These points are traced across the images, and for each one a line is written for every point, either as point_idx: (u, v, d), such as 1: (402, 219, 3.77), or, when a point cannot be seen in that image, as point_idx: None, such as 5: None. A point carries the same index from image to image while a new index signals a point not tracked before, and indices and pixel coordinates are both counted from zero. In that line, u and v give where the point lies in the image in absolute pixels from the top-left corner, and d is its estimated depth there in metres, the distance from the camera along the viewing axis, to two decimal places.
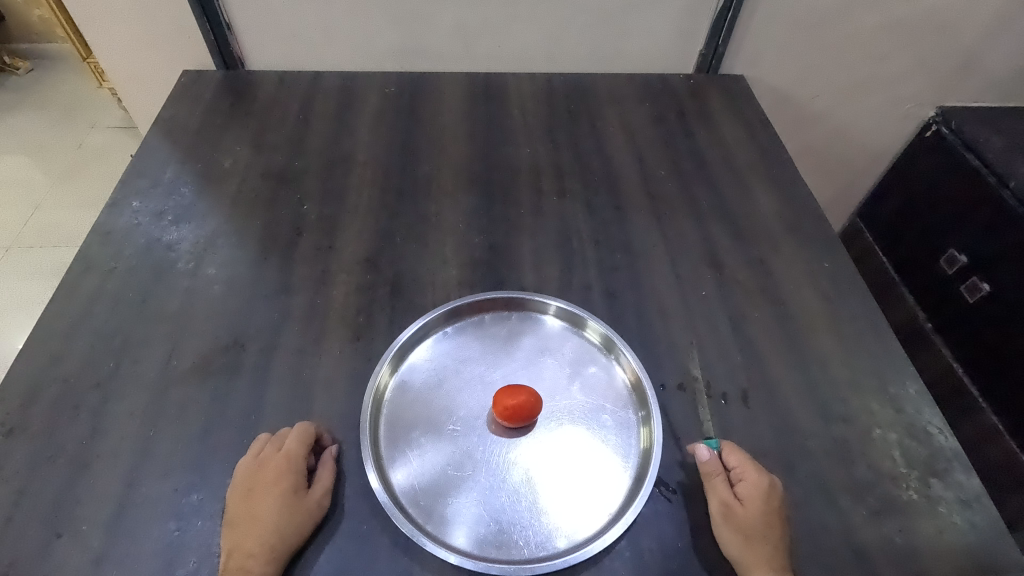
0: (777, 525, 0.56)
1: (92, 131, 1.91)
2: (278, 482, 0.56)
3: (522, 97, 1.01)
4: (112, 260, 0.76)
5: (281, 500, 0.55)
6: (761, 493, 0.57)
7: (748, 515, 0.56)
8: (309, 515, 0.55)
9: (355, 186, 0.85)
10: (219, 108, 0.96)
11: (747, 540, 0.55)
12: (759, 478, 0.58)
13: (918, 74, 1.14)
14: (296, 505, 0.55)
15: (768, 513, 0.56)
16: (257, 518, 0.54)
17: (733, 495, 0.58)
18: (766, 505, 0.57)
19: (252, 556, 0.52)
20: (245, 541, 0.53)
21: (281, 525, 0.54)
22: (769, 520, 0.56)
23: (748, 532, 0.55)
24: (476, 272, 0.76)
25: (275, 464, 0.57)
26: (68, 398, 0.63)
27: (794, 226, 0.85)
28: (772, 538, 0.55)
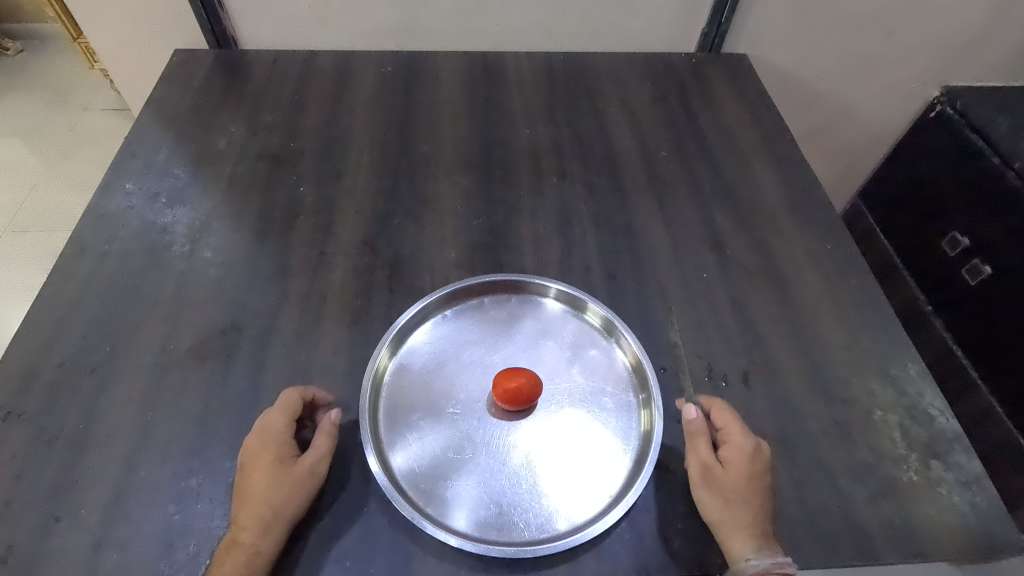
0: (761, 490, 0.56)
1: (85, 113, 1.88)
2: (263, 457, 0.55)
3: (521, 76, 0.99)
4: (105, 243, 0.74)
5: (268, 472, 0.54)
6: (745, 456, 0.57)
7: (730, 478, 0.56)
8: (297, 484, 0.54)
9: (353, 167, 0.84)
10: (213, 88, 0.94)
11: (726, 503, 0.55)
12: (744, 441, 0.58)
13: (925, 53, 1.11)
14: (283, 475, 0.54)
15: (752, 478, 0.56)
16: (247, 492, 0.54)
17: (716, 457, 0.58)
18: (749, 469, 0.56)
19: (245, 529, 0.52)
20: (239, 516, 0.53)
21: (270, 496, 0.53)
22: (751, 484, 0.56)
23: (728, 495, 0.55)
24: (475, 254, 0.75)
25: (258, 440, 0.56)
26: (65, 382, 0.63)
27: (796, 207, 0.84)
28: (755, 503, 0.55)
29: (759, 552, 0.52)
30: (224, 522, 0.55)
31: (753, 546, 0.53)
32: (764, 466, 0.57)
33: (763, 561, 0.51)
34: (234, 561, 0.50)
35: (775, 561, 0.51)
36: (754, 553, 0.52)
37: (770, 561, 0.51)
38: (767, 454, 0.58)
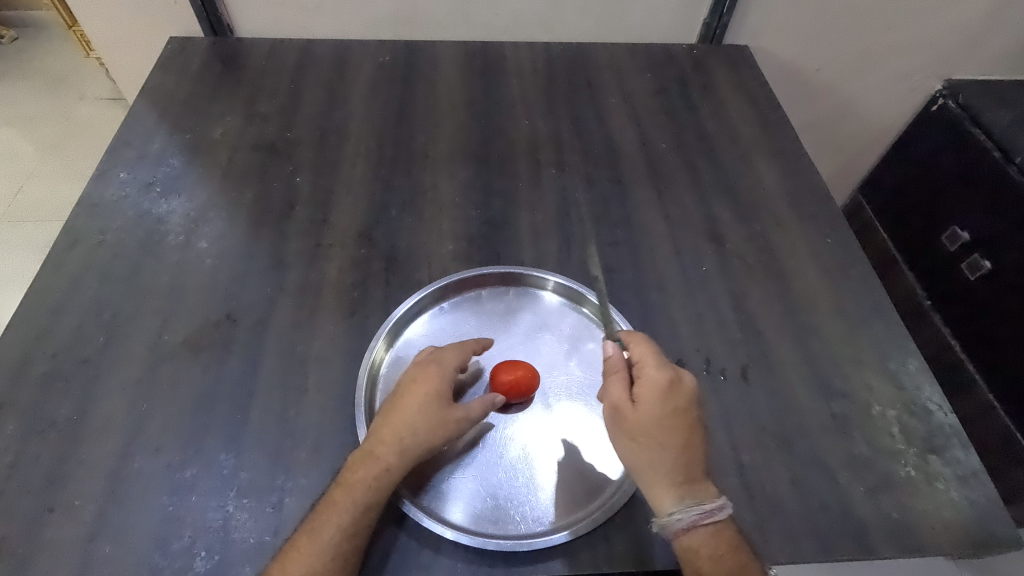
0: (682, 428, 0.53)
1: (81, 102, 1.86)
2: (426, 386, 0.56)
3: (521, 67, 0.98)
4: (99, 232, 0.74)
5: (425, 404, 0.55)
6: (661, 395, 0.54)
7: (639, 417, 0.53)
8: (446, 426, 0.55)
9: (350, 157, 0.83)
10: (208, 76, 0.93)
11: (642, 450, 0.53)
12: (658, 377, 0.54)
13: (927, 45, 1.10)
14: (438, 413, 0.55)
15: (671, 416, 0.53)
16: (399, 411, 0.55)
17: (631, 397, 0.55)
18: (662, 405, 0.53)
19: (384, 445, 0.54)
20: (381, 430, 0.55)
21: (417, 426, 0.54)
22: (665, 421, 0.53)
23: (642, 440, 0.53)
24: (473, 246, 0.75)
25: (432, 367, 0.58)
26: (58, 372, 0.62)
27: (797, 201, 0.83)
28: (675, 445, 0.52)
29: (679, 503, 0.51)
30: (220, 513, 0.55)
31: (673, 495, 0.51)
32: (686, 400, 0.54)
33: (687, 514, 0.50)
34: (369, 471, 0.53)
35: (701, 512, 0.50)
36: (674, 506, 0.51)
37: (696, 513, 0.50)
38: (688, 386, 0.55)
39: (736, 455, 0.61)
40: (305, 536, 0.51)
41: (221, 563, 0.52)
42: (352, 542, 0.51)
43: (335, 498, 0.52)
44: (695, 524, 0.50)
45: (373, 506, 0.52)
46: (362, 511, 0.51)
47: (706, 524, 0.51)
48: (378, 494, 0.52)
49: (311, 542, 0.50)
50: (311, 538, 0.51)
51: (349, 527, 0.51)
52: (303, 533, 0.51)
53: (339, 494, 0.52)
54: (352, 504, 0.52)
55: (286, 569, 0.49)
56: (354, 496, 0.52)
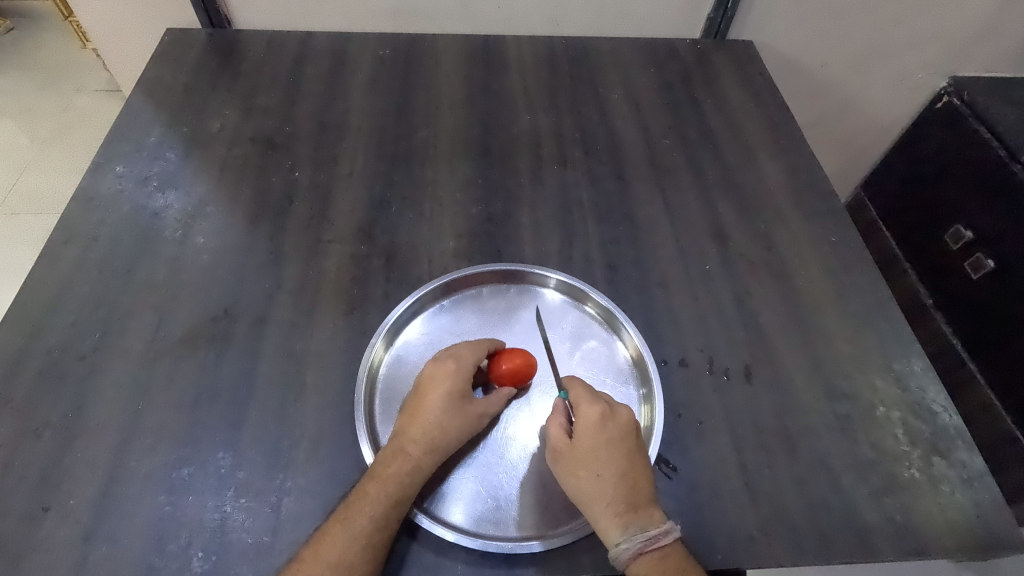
0: (621, 458, 0.54)
1: (77, 95, 1.84)
2: (449, 383, 0.57)
3: (522, 61, 0.97)
4: (95, 227, 0.73)
5: (448, 400, 0.57)
6: (597, 427, 0.55)
7: (576, 454, 0.55)
8: (470, 422, 0.57)
9: (349, 151, 0.82)
10: (206, 69, 0.92)
11: (583, 486, 0.54)
12: (592, 410, 0.56)
13: (933, 42, 1.09)
14: (462, 409, 0.57)
15: (608, 447, 0.54)
16: (424, 407, 0.56)
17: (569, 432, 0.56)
18: (596, 440, 0.54)
19: (413, 441, 0.55)
20: (409, 427, 0.56)
21: (444, 423, 0.56)
22: (600, 455, 0.54)
23: (581, 475, 0.54)
24: (474, 243, 0.74)
25: (450, 363, 0.58)
26: (53, 370, 0.62)
27: (801, 199, 0.82)
28: (613, 475, 0.53)
29: (623, 534, 0.51)
30: (217, 514, 0.54)
31: (618, 526, 0.52)
32: (624, 430, 0.55)
33: (631, 543, 0.50)
34: (399, 465, 0.54)
35: (645, 538, 0.50)
36: (619, 537, 0.51)
37: (640, 540, 0.50)
38: (623, 417, 0.56)
39: (738, 456, 0.60)
40: (337, 526, 0.51)
41: (218, 564, 0.52)
42: (384, 533, 0.51)
43: (367, 490, 0.53)
44: (641, 551, 0.50)
45: (405, 498, 0.53)
46: (395, 503, 0.52)
47: (653, 551, 0.51)
48: (409, 487, 0.53)
49: (344, 531, 0.51)
50: (344, 528, 0.51)
51: (381, 518, 0.51)
52: (334, 522, 0.52)
53: (371, 487, 0.53)
54: (384, 496, 0.52)
55: (318, 557, 0.50)
56: (387, 488, 0.53)
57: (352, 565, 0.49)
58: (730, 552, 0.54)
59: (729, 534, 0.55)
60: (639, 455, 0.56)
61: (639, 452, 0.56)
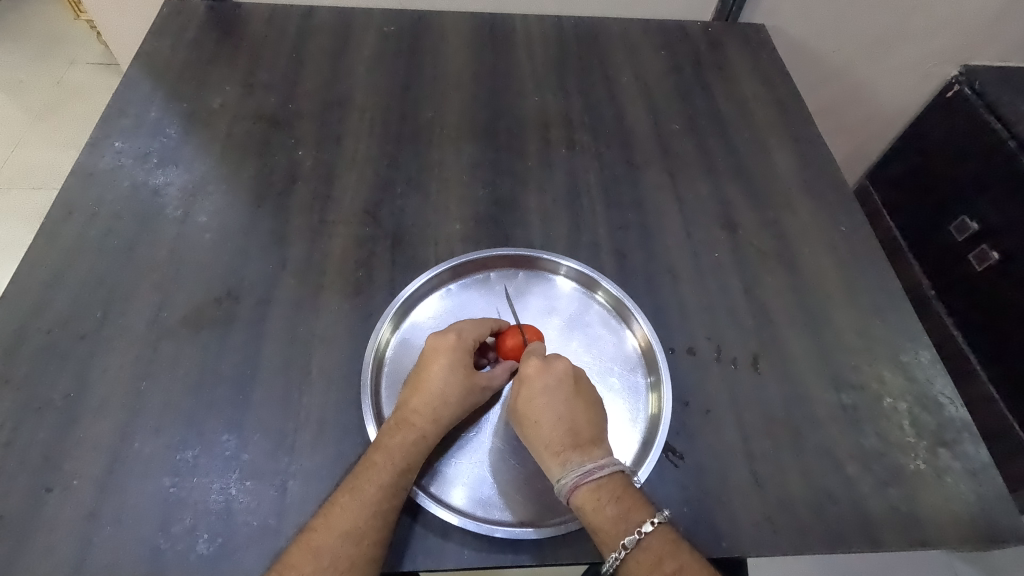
0: (557, 402, 0.55)
1: (71, 67, 1.80)
2: (450, 355, 0.57)
3: (531, 41, 0.95)
4: (94, 204, 0.71)
5: (450, 372, 0.57)
6: (532, 376, 0.57)
7: (518, 403, 0.57)
8: (474, 394, 0.57)
9: (354, 131, 0.81)
10: (206, 43, 0.90)
11: (527, 430, 0.56)
12: (528, 363, 0.57)
13: (948, 28, 1.07)
14: (466, 381, 0.57)
15: (544, 394, 0.56)
16: (427, 380, 0.57)
17: (515, 385, 0.58)
18: (533, 387, 0.56)
19: (417, 412, 0.55)
20: (412, 400, 0.56)
21: (447, 394, 0.56)
22: (538, 400, 0.56)
23: (524, 421, 0.56)
24: (481, 226, 0.73)
25: (452, 336, 0.58)
26: (53, 348, 0.61)
27: (811, 187, 0.81)
28: (550, 417, 0.55)
29: (561, 470, 0.53)
30: (222, 496, 0.54)
31: (558, 464, 0.54)
32: (559, 377, 0.57)
33: (567, 477, 0.52)
34: (405, 436, 0.54)
35: (579, 472, 0.52)
36: (558, 473, 0.53)
37: (576, 474, 0.52)
38: (558, 366, 0.57)
39: (745, 444, 0.60)
40: (346, 494, 0.51)
41: (224, 546, 0.51)
42: (393, 501, 0.51)
43: (374, 460, 0.53)
44: (578, 485, 0.52)
45: (412, 467, 0.53)
46: (402, 472, 0.52)
47: (592, 482, 0.52)
48: (415, 457, 0.53)
49: (353, 500, 0.51)
50: (353, 496, 0.51)
51: (389, 486, 0.51)
52: (343, 492, 0.52)
53: (378, 457, 0.53)
54: (392, 465, 0.52)
55: (329, 526, 0.50)
56: (394, 458, 0.53)
57: (362, 533, 0.49)
58: (735, 541, 0.55)
59: (735, 522, 0.56)
60: (582, 398, 0.57)
61: (581, 397, 0.57)
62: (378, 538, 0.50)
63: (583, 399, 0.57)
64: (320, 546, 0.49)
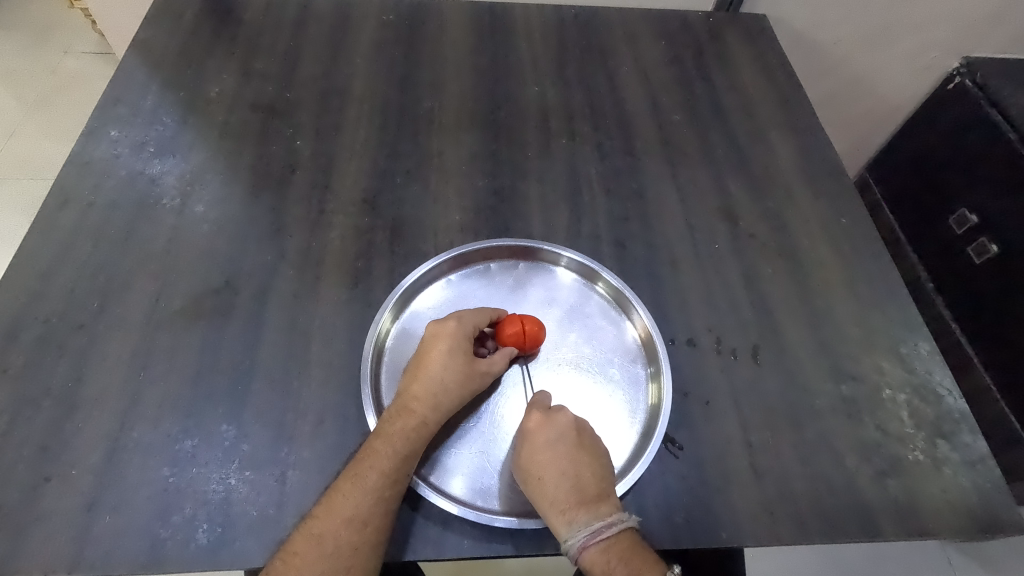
0: (562, 456, 0.54)
1: (66, 56, 1.78)
2: (449, 342, 0.58)
3: (530, 30, 0.94)
4: (90, 193, 0.70)
5: (451, 359, 0.57)
6: (534, 431, 0.56)
7: (521, 460, 0.55)
8: (474, 379, 0.57)
9: (352, 121, 0.80)
10: (203, 31, 0.89)
11: (531, 489, 0.54)
12: (530, 416, 0.57)
13: (949, 20, 1.06)
14: (466, 366, 0.57)
15: (547, 448, 0.55)
16: (426, 367, 0.57)
17: (517, 439, 0.57)
18: (535, 444, 0.55)
19: (417, 399, 0.55)
20: (412, 386, 0.56)
21: (446, 380, 0.56)
22: (541, 457, 0.55)
23: (527, 480, 0.55)
24: (481, 217, 0.72)
25: (452, 323, 0.58)
26: (51, 338, 0.60)
27: (812, 178, 0.81)
28: (554, 474, 0.54)
29: (568, 531, 0.52)
30: (222, 486, 0.54)
31: (565, 524, 0.52)
32: (563, 430, 0.56)
33: (575, 538, 0.51)
34: (406, 423, 0.54)
35: (587, 531, 0.51)
36: (565, 534, 0.52)
37: (584, 534, 0.51)
38: (561, 421, 0.56)
39: (745, 436, 0.60)
40: (348, 481, 0.51)
41: (224, 536, 0.51)
42: (396, 487, 0.51)
43: (375, 447, 0.53)
44: (587, 545, 0.51)
45: (413, 454, 0.53)
46: (403, 458, 0.52)
47: (600, 542, 0.52)
48: (416, 444, 0.53)
49: (355, 487, 0.51)
50: (355, 484, 0.51)
51: (391, 473, 0.52)
52: (345, 479, 0.52)
53: (379, 444, 0.53)
54: (393, 452, 0.52)
55: (332, 513, 0.50)
56: (395, 445, 0.53)
57: (365, 519, 0.50)
58: (734, 531, 0.55)
59: (734, 512, 0.56)
60: (586, 451, 0.56)
61: (586, 449, 0.56)
62: (381, 524, 0.50)
63: (587, 451, 0.56)
64: (324, 533, 0.49)
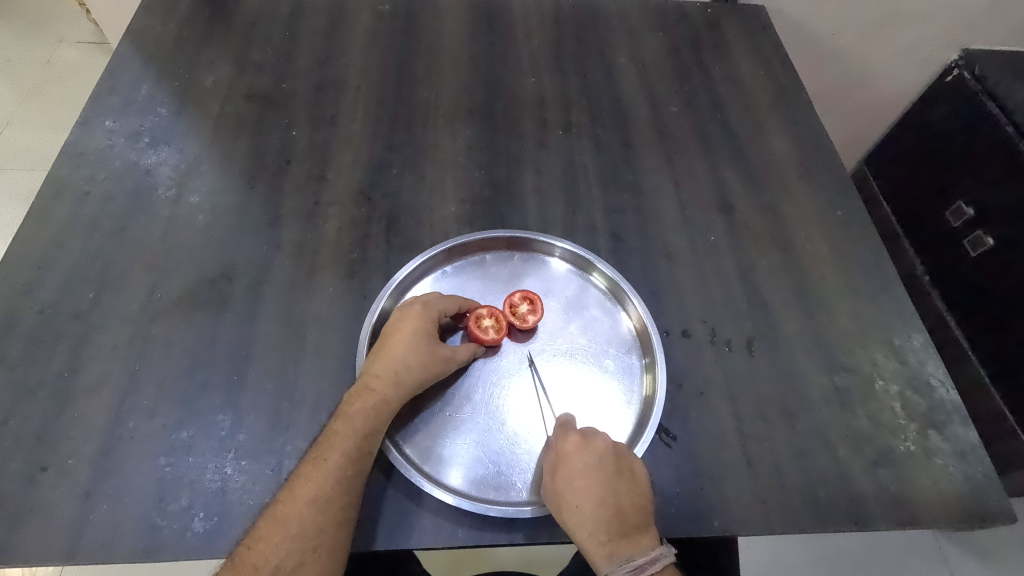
0: (601, 485, 0.53)
1: (61, 47, 1.77)
2: (415, 324, 0.58)
3: (527, 20, 0.94)
4: (85, 183, 0.70)
5: (414, 341, 0.57)
6: (572, 455, 0.55)
7: (559, 486, 0.54)
8: (436, 362, 0.57)
9: (347, 112, 0.80)
10: (197, 20, 0.88)
11: (569, 519, 0.52)
12: (567, 440, 0.55)
13: (948, 12, 1.05)
14: (429, 349, 0.57)
15: (585, 476, 0.53)
16: (390, 348, 0.57)
17: (550, 461, 0.55)
18: (576, 470, 0.54)
19: (378, 377, 0.55)
20: (373, 366, 0.56)
21: (409, 360, 0.56)
22: (582, 486, 0.53)
23: (564, 507, 0.53)
24: (477, 209, 0.72)
25: (417, 307, 0.59)
26: (46, 329, 0.60)
27: (807, 170, 0.81)
28: (593, 503, 0.52)
29: (610, 565, 0.51)
30: (217, 475, 0.54)
31: (606, 558, 0.51)
32: (601, 457, 0.54)
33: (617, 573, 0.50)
34: (366, 401, 0.54)
35: (630, 568, 0.50)
36: (606, 567, 0.51)
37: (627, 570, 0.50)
38: (599, 445, 0.55)
39: (738, 427, 0.60)
40: (310, 465, 0.52)
41: (220, 524, 0.52)
42: (358, 465, 0.52)
43: (336, 429, 0.53)
44: None
45: (374, 431, 0.53)
46: (364, 437, 0.53)
47: None
48: (377, 420, 0.54)
49: (317, 469, 0.52)
50: (316, 466, 0.52)
51: (353, 452, 0.52)
52: (306, 463, 0.53)
53: (340, 425, 0.53)
54: (353, 432, 0.53)
55: (295, 496, 0.51)
56: (355, 424, 0.53)
57: (327, 499, 0.50)
58: (728, 520, 0.55)
59: (726, 502, 0.56)
60: (624, 477, 0.54)
61: (624, 475, 0.54)
62: (344, 503, 0.51)
63: (625, 477, 0.54)
64: (287, 516, 0.50)
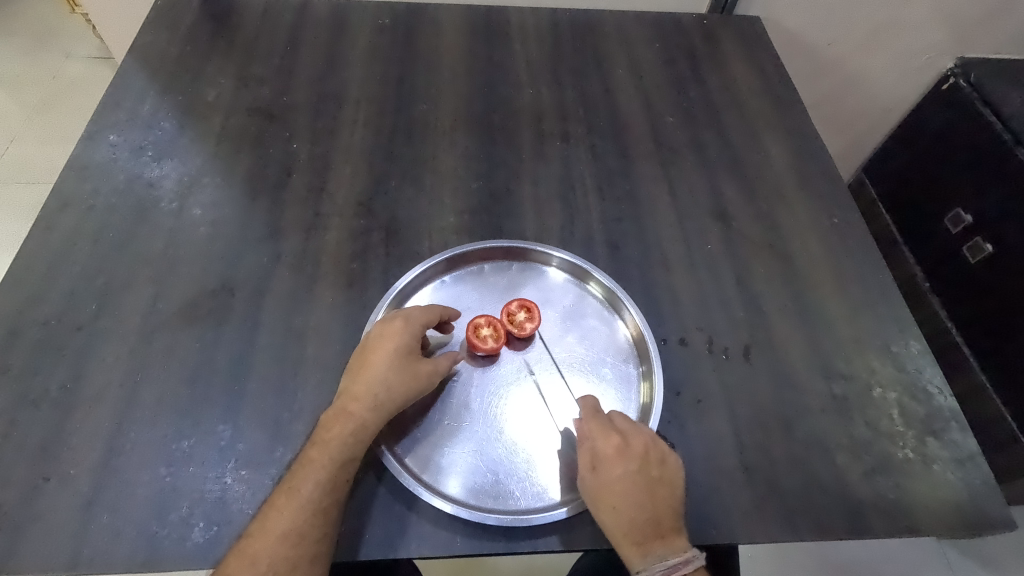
0: (640, 488, 0.53)
1: (66, 62, 1.79)
2: (396, 341, 0.57)
3: (525, 33, 0.95)
4: (89, 197, 0.71)
5: (394, 360, 0.57)
6: (611, 458, 0.54)
7: (599, 485, 0.54)
8: (417, 380, 0.57)
9: (348, 124, 0.81)
10: (200, 36, 0.90)
11: (607, 517, 0.53)
12: (607, 441, 0.55)
13: (942, 21, 1.07)
14: (410, 366, 0.57)
15: (625, 479, 0.53)
16: (370, 367, 0.56)
17: (589, 458, 0.55)
18: (617, 471, 0.54)
19: (356, 401, 0.55)
20: (353, 386, 0.56)
21: (390, 379, 0.56)
22: (623, 486, 0.53)
23: (603, 505, 0.53)
24: (475, 220, 0.73)
25: (398, 323, 0.59)
26: (49, 340, 0.61)
27: (804, 179, 0.81)
28: (631, 504, 0.53)
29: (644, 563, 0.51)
30: (217, 485, 0.54)
31: (640, 557, 0.52)
32: (641, 460, 0.54)
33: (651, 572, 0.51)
34: (343, 426, 0.54)
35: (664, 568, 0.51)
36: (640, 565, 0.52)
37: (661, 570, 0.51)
38: (638, 448, 0.55)
39: (735, 434, 0.61)
40: (283, 496, 0.52)
41: (219, 534, 0.52)
42: (335, 494, 0.52)
43: (312, 455, 0.53)
44: None
45: (350, 460, 0.53)
46: (340, 466, 0.53)
47: None
48: (354, 447, 0.53)
49: (290, 501, 0.51)
50: (289, 497, 0.51)
51: (328, 481, 0.52)
52: (279, 494, 0.52)
53: (316, 453, 0.53)
54: (328, 462, 0.52)
55: (267, 530, 0.50)
56: (331, 452, 0.53)
57: (301, 533, 0.50)
58: (726, 528, 0.55)
59: (724, 509, 0.56)
60: (662, 481, 0.54)
61: (662, 479, 0.54)
62: (319, 535, 0.51)
63: (663, 480, 0.54)
64: (257, 552, 0.49)
